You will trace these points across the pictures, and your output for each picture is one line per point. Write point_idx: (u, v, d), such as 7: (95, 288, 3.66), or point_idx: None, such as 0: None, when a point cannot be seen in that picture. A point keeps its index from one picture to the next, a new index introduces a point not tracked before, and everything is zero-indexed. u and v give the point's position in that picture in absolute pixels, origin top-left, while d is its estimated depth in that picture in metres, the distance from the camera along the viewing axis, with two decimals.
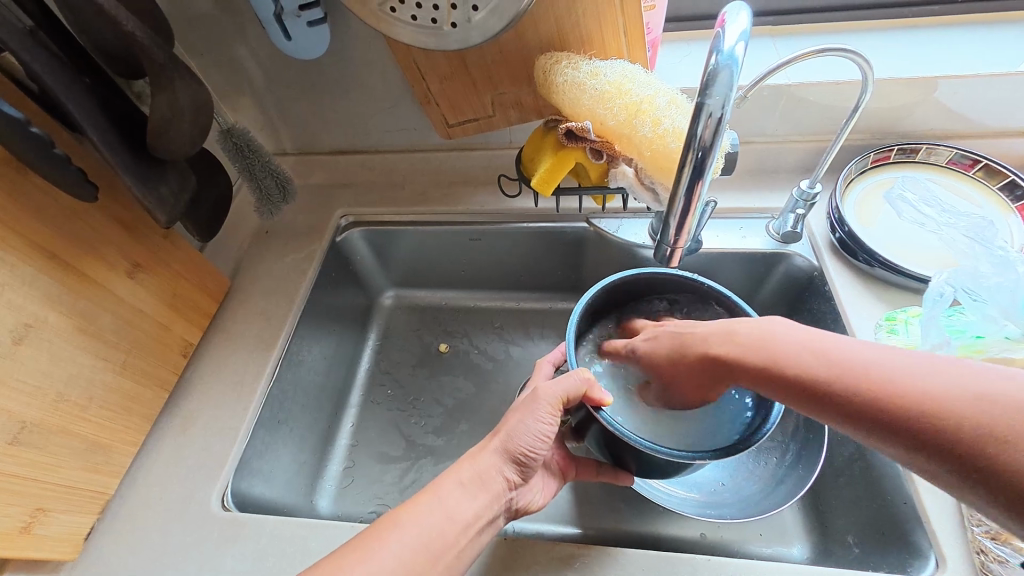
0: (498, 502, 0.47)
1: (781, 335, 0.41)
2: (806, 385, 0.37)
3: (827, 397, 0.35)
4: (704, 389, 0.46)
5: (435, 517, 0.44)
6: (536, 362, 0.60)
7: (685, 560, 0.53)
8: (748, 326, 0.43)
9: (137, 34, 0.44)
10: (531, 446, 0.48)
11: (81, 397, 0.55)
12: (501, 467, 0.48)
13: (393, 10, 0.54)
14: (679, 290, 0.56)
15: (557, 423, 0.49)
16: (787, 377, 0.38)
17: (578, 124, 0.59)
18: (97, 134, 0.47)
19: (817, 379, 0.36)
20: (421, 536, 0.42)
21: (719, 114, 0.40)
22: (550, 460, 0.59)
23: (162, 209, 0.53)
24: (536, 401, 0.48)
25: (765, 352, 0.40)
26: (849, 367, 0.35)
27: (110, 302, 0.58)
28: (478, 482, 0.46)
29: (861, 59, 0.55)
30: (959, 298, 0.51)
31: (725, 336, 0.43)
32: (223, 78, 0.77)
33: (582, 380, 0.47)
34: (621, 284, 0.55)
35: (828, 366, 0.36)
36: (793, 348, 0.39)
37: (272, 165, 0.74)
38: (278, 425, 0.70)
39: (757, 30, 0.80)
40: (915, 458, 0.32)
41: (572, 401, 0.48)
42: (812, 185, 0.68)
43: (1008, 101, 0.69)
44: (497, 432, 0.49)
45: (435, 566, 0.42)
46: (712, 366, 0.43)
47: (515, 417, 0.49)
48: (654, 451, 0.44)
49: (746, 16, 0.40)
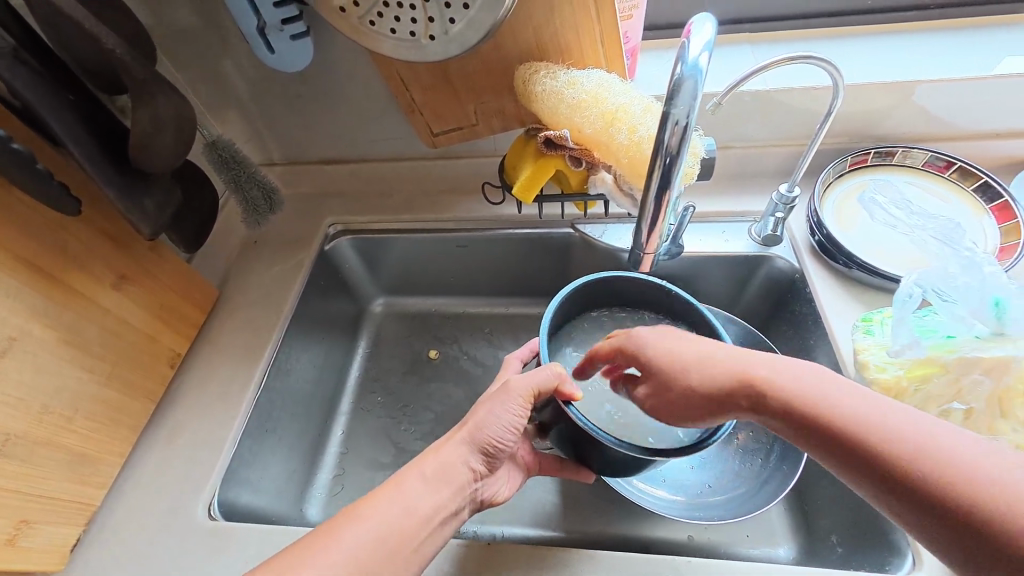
0: (461, 493, 0.47)
1: (813, 381, 0.41)
2: (836, 431, 0.38)
3: (849, 450, 0.37)
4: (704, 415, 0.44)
5: (395, 510, 0.43)
6: (506, 357, 0.61)
7: (666, 561, 0.53)
8: (787, 363, 0.43)
9: (117, 51, 0.45)
10: (499, 437, 0.48)
11: (65, 409, 0.55)
12: (466, 456, 0.48)
13: (373, 23, 0.55)
14: (644, 295, 0.58)
15: (526, 415, 0.49)
16: (822, 426, 0.39)
17: (556, 133, 0.60)
18: (79, 149, 0.47)
19: (847, 433, 0.38)
20: (376, 530, 0.42)
21: (684, 122, 0.41)
22: (518, 451, 0.59)
23: (147, 223, 0.54)
24: (508, 391, 0.48)
25: (789, 386, 0.41)
26: (902, 442, 0.36)
27: (96, 315, 0.58)
28: (443, 473, 0.46)
29: (829, 65, 0.56)
30: (930, 298, 0.52)
31: (751, 363, 0.43)
32: (210, 92, 0.78)
33: (554, 374, 0.48)
34: (594, 283, 0.56)
35: (854, 413, 0.38)
36: (835, 394, 0.39)
37: (259, 176, 0.76)
38: (266, 434, 0.70)
39: (736, 36, 0.82)
40: (915, 515, 0.34)
41: (544, 394, 0.49)
42: (791, 188, 0.69)
43: (979, 104, 0.71)
44: (465, 423, 0.49)
45: (391, 562, 0.42)
46: (746, 394, 0.42)
47: (485, 406, 0.49)
48: (616, 445, 0.46)
49: (710, 28, 0.41)
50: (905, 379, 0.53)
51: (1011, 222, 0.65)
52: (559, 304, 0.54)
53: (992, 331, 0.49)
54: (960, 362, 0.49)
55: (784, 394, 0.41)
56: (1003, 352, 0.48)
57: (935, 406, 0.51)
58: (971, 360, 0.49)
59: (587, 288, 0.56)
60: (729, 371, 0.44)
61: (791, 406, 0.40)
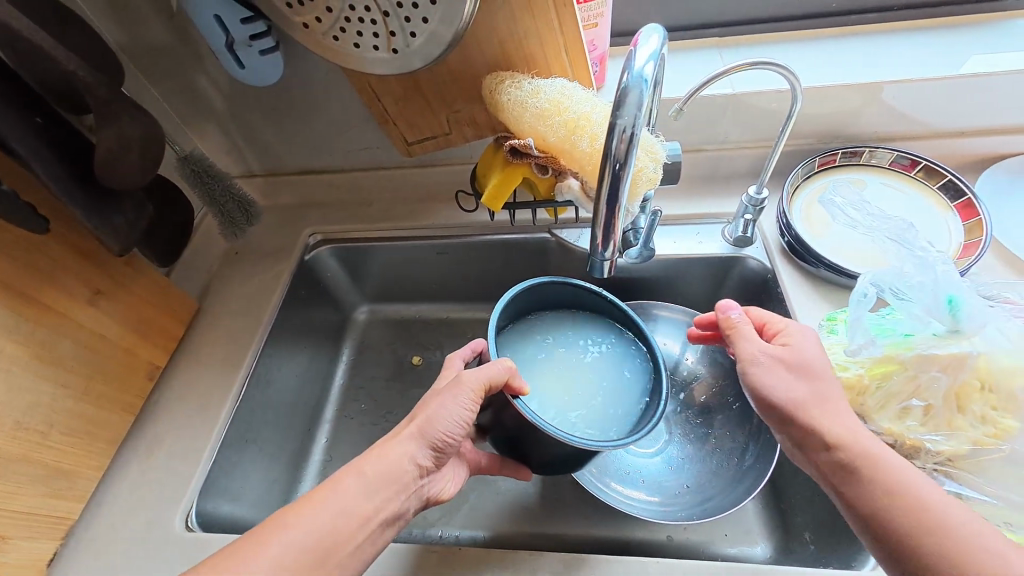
0: (408, 488, 0.48)
1: (867, 434, 0.45)
2: (873, 481, 0.42)
3: (878, 503, 0.42)
4: (794, 389, 0.48)
5: (332, 511, 0.44)
6: (448, 356, 0.60)
7: (635, 561, 0.54)
8: (851, 415, 0.47)
9: (78, 73, 0.47)
10: (448, 432, 0.49)
11: (40, 425, 0.56)
12: (414, 451, 0.48)
13: (336, 38, 0.57)
14: (577, 299, 0.61)
15: (476, 409, 0.50)
16: (862, 474, 0.43)
17: (520, 141, 0.61)
18: (44, 169, 0.49)
19: (884, 487, 0.42)
20: (314, 533, 0.43)
21: (631, 131, 0.42)
22: (462, 448, 0.60)
23: (115, 239, 0.55)
24: (458, 385, 0.49)
25: (847, 434, 0.45)
26: (915, 491, 0.42)
27: (69, 330, 0.59)
28: (391, 468, 0.47)
29: (786, 70, 0.57)
30: (887, 297, 0.54)
31: (821, 407, 0.47)
32: (186, 107, 0.79)
33: (505, 368, 0.49)
34: (535, 286, 0.58)
35: (893, 472, 0.43)
36: (884, 453, 0.44)
37: (233, 189, 0.78)
38: (245, 444, 0.71)
39: (705, 41, 0.83)
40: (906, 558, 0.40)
41: (494, 389, 0.49)
42: (759, 190, 0.69)
43: (944, 103, 0.72)
44: (414, 419, 0.49)
45: (326, 566, 0.43)
46: (812, 432, 0.46)
47: (437, 399, 0.50)
48: (563, 436, 0.47)
49: (656, 39, 0.43)
50: (866, 376, 0.53)
51: (974, 219, 0.66)
52: (504, 306, 0.55)
53: (949, 328, 0.50)
54: (918, 359, 0.51)
55: (844, 440, 0.44)
56: (958, 349, 0.49)
57: (894, 403, 0.52)
58: (928, 357, 0.50)
59: (529, 291, 0.58)
60: (804, 409, 0.47)
61: (843, 451, 0.44)
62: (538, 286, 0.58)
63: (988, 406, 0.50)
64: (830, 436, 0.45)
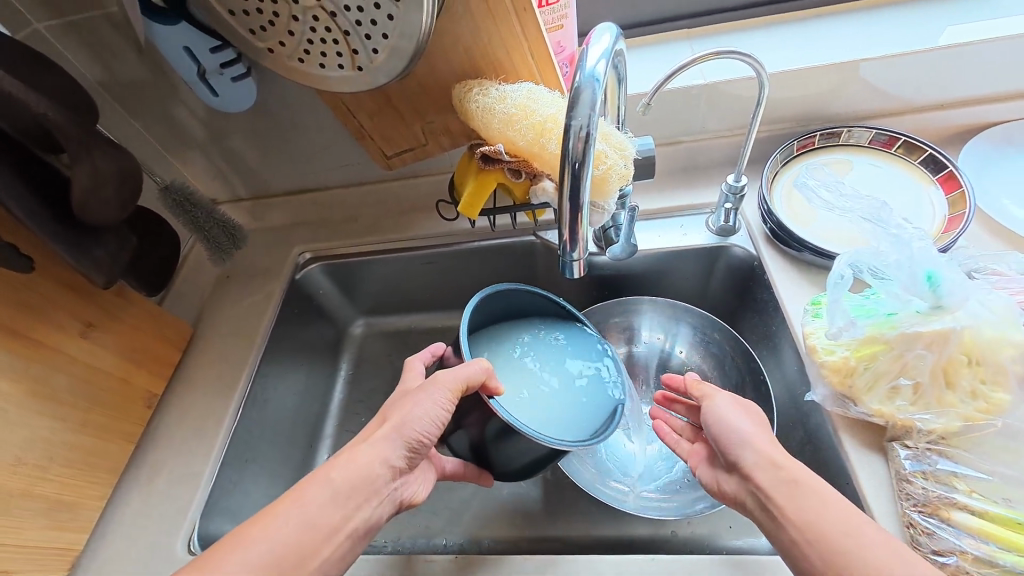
0: (382, 490, 0.49)
1: (778, 446, 0.48)
2: (781, 485, 0.45)
3: (786, 506, 0.44)
4: (751, 424, 0.50)
5: (296, 523, 0.44)
6: (408, 359, 0.61)
7: (627, 559, 0.55)
8: (766, 430, 0.50)
9: (49, 114, 0.49)
10: (426, 431, 0.50)
11: (39, 459, 0.57)
12: (390, 454, 0.49)
13: (302, 61, 0.58)
14: (534, 306, 0.62)
15: (452, 409, 0.51)
16: (774, 479, 0.46)
17: (491, 148, 0.61)
18: (20, 208, 0.51)
19: (791, 490, 0.45)
20: (278, 547, 0.43)
21: (587, 130, 0.42)
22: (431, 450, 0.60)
23: (99, 272, 0.58)
24: (435, 383, 0.50)
25: (760, 445, 0.48)
26: (818, 493, 0.44)
27: (63, 364, 0.60)
28: (367, 470, 0.48)
29: (751, 58, 0.57)
30: (868, 278, 0.54)
31: (740, 422, 0.50)
32: (169, 138, 0.80)
33: (483, 369, 0.50)
34: (505, 291, 0.59)
35: (801, 475, 0.45)
36: (792, 460, 0.47)
37: (218, 215, 0.81)
38: (245, 465, 0.72)
39: (676, 33, 0.83)
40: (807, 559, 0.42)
41: (471, 391, 0.50)
42: (738, 178, 0.69)
43: (923, 77, 0.71)
44: (391, 420, 0.50)
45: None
46: (735, 446, 0.49)
47: (412, 398, 0.51)
48: (537, 436, 0.48)
49: (609, 37, 0.44)
50: (852, 358, 0.53)
51: (957, 191, 0.65)
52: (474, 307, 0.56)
53: (931, 304, 0.49)
54: (902, 338, 0.50)
55: (758, 451, 0.48)
56: (942, 326, 0.49)
57: (884, 383, 0.52)
58: (911, 335, 0.50)
59: (498, 297, 0.59)
60: (726, 426, 0.50)
61: (758, 461, 0.47)
62: (500, 293, 0.59)
63: (977, 380, 0.49)
64: (779, 459, 0.47)
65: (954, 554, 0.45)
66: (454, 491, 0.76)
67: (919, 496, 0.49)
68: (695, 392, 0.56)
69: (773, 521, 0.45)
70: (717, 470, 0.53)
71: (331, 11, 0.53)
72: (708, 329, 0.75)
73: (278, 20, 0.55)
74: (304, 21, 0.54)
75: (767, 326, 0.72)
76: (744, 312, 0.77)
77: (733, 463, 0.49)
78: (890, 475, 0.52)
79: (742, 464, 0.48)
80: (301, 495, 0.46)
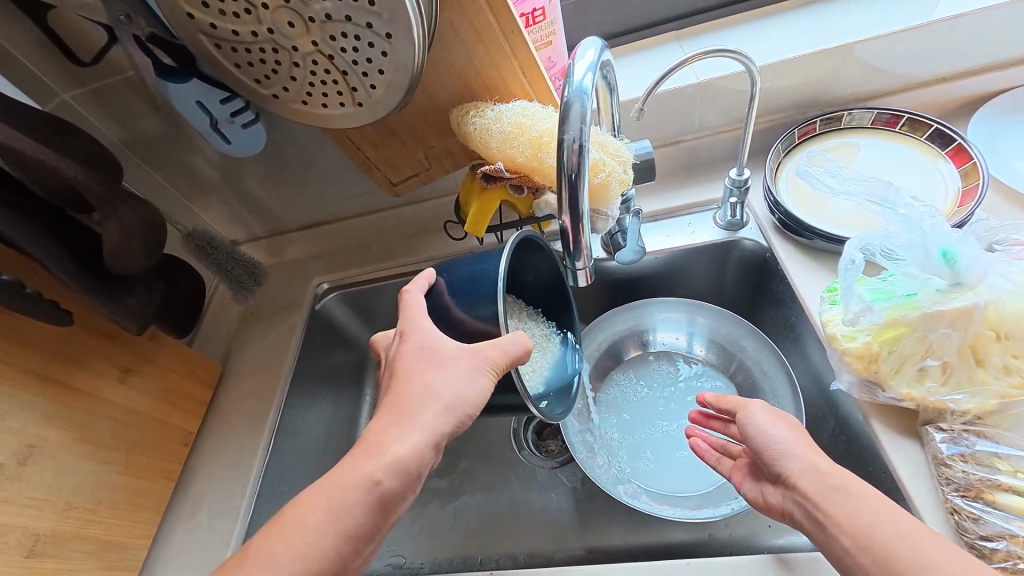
0: (424, 475, 0.50)
1: (820, 460, 0.46)
2: (823, 500, 0.44)
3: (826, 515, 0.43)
4: (792, 435, 0.49)
5: (327, 548, 0.45)
6: (405, 297, 0.55)
7: (667, 566, 0.54)
8: (806, 443, 0.48)
9: (77, 176, 0.54)
10: (468, 406, 0.50)
11: (88, 502, 0.60)
12: (437, 435, 0.49)
13: (305, 103, 0.62)
14: (531, 263, 0.62)
15: (491, 387, 0.51)
16: (814, 493, 0.44)
17: (491, 167, 0.64)
18: (59, 267, 0.56)
19: (829, 498, 0.44)
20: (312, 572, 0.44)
21: (579, 141, 0.44)
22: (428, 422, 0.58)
23: (132, 319, 0.62)
24: (479, 357, 0.51)
25: (801, 462, 0.46)
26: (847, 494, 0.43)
27: (103, 407, 0.63)
28: (411, 453, 0.48)
29: (738, 53, 0.57)
30: (880, 260, 0.53)
31: (777, 438, 0.48)
32: (188, 184, 0.85)
33: (524, 344, 0.51)
34: (529, 248, 0.61)
35: (846, 485, 0.44)
36: (835, 472, 0.45)
37: (239, 257, 0.87)
38: (280, 494, 0.74)
39: (665, 36, 0.84)
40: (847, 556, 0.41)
41: (511, 367, 0.52)
42: (740, 172, 0.68)
43: (922, 53, 0.70)
44: (431, 403, 0.50)
45: None
46: (776, 464, 0.47)
47: (453, 369, 0.51)
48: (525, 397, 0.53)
49: (594, 51, 0.46)
50: (875, 343, 0.52)
51: (968, 163, 0.64)
52: (510, 247, 0.55)
53: (951, 282, 0.49)
54: (924, 319, 0.49)
55: (800, 469, 0.46)
56: (964, 302, 0.48)
57: (910, 366, 0.51)
58: (934, 315, 0.49)
59: (520, 254, 0.61)
60: (766, 444, 0.48)
61: (800, 477, 0.46)
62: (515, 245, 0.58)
63: (1009, 355, 0.48)
64: (824, 465, 0.45)
65: (1003, 538, 0.44)
66: (486, 506, 0.76)
67: (960, 480, 0.48)
68: (720, 405, 0.56)
69: (825, 530, 0.43)
70: (762, 482, 0.51)
71: (328, 54, 0.56)
72: (725, 324, 0.75)
73: (280, 68, 0.58)
74: (304, 66, 0.57)
75: (789, 317, 0.70)
76: (762, 303, 0.76)
77: (778, 473, 0.48)
78: (927, 459, 0.51)
79: (787, 479, 0.46)
80: (341, 504, 0.46)
